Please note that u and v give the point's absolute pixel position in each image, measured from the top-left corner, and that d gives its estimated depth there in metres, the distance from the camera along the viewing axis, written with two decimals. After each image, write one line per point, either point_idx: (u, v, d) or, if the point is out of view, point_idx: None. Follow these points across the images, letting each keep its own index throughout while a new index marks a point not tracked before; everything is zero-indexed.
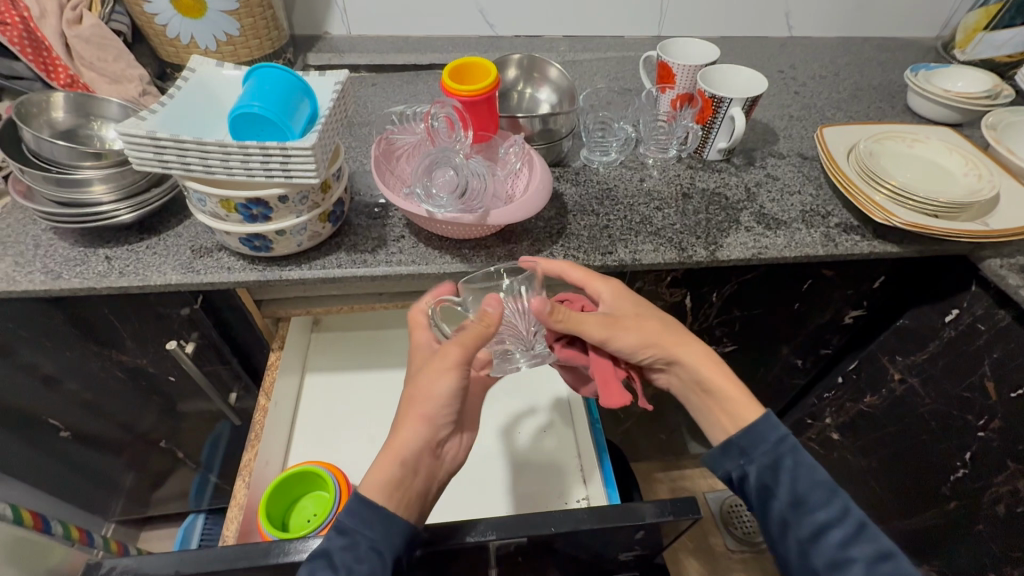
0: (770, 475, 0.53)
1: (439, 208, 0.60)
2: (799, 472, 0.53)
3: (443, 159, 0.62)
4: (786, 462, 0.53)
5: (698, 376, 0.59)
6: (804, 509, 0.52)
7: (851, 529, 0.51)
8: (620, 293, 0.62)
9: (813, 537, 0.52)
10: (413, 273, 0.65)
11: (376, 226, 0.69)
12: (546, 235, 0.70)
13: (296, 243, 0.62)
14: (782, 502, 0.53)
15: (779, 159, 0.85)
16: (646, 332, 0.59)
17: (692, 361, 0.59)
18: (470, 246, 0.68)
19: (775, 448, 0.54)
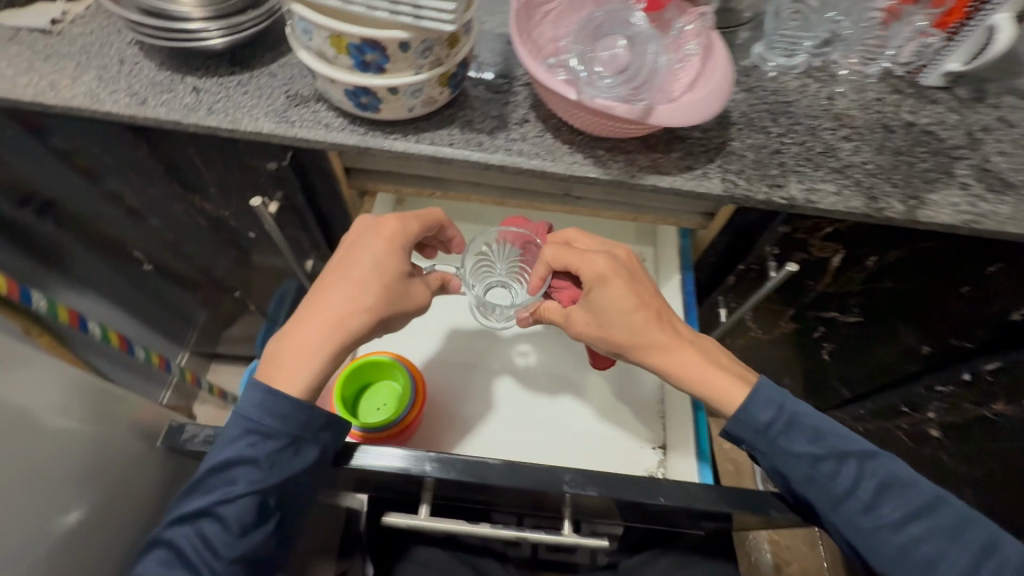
0: (773, 455, 0.51)
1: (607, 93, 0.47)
2: (796, 428, 0.51)
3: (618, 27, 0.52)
4: (781, 428, 0.51)
5: (666, 371, 0.57)
6: (814, 481, 0.49)
7: (864, 480, 0.49)
8: (613, 277, 0.58)
9: (835, 500, 0.49)
10: (535, 168, 0.54)
11: (496, 102, 0.57)
12: (701, 148, 0.56)
13: (408, 108, 0.51)
14: (796, 473, 0.50)
15: (1021, 98, 0.64)
16: (627, 332, 0.57)
17: (671, 353, 0.57)
18: (607, 147, 0.55)
19: (768, 417, 0.51)
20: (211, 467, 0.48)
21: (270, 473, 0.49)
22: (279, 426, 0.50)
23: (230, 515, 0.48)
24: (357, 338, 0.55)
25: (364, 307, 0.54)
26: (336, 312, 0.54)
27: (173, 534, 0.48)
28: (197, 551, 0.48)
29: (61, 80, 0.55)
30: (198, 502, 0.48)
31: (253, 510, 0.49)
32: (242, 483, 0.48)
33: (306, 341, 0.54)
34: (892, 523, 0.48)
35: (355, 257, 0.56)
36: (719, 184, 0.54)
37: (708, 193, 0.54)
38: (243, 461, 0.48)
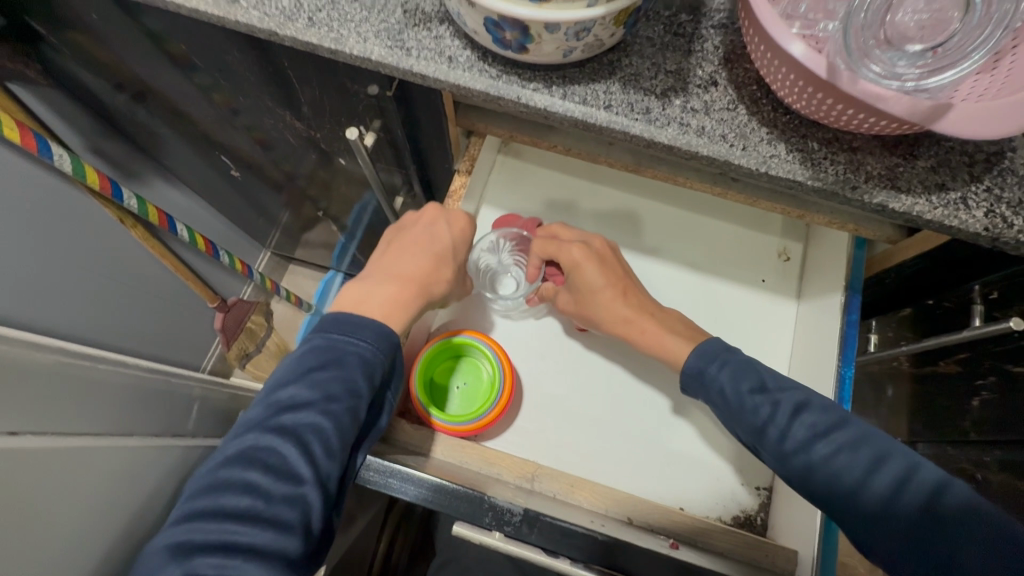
0: (721, 402, 0.49)
1: (915, 77, 0.31)
2: (729, 369, 0.50)
3: None
4: (716, 370, 0.50)
5: (633, 342, 0.58)
6: (745, 421, 0.48)
7: (789, 414, 0.46)
8: (585, 261, 0.59)
9: (764, 437, 0.46)
10: (717, 155, 0.40)
11: (676, 51, 0.42)
12: (961, 160, 0.39)
13: (564, 51, 0.38)
14: (732, 418, 0.49)
15: None
16: (598, 311, 0.58)
17: (634, 318, 0.57)
18: (822, 139, 0.40)
19: (698, 363, 0.52)
20: (319, 362, 0.43)
21: (370, 383, 0.44)
22: (373, 339, 0.46)
23: (326, 421, 0.42)
24: (428, 304, 0.53)
25: (443, 274, 0.53)
26: (429, 272, 0.52)
27: (260, 442, 0.40)
28: (288, 460, 0.40)
29: None
30: (302, 394, 0.42)
31: (352, 418, 0.43)
32: (342, 386, 0.42)
33: (394, 291, 0.49)
34: (815, 448, 0.44)
35: (421, 230, 0.54)
36: (981, 219, 0.37)
37: (959, 229, 0.38)
38: (344, 363, 0.44)
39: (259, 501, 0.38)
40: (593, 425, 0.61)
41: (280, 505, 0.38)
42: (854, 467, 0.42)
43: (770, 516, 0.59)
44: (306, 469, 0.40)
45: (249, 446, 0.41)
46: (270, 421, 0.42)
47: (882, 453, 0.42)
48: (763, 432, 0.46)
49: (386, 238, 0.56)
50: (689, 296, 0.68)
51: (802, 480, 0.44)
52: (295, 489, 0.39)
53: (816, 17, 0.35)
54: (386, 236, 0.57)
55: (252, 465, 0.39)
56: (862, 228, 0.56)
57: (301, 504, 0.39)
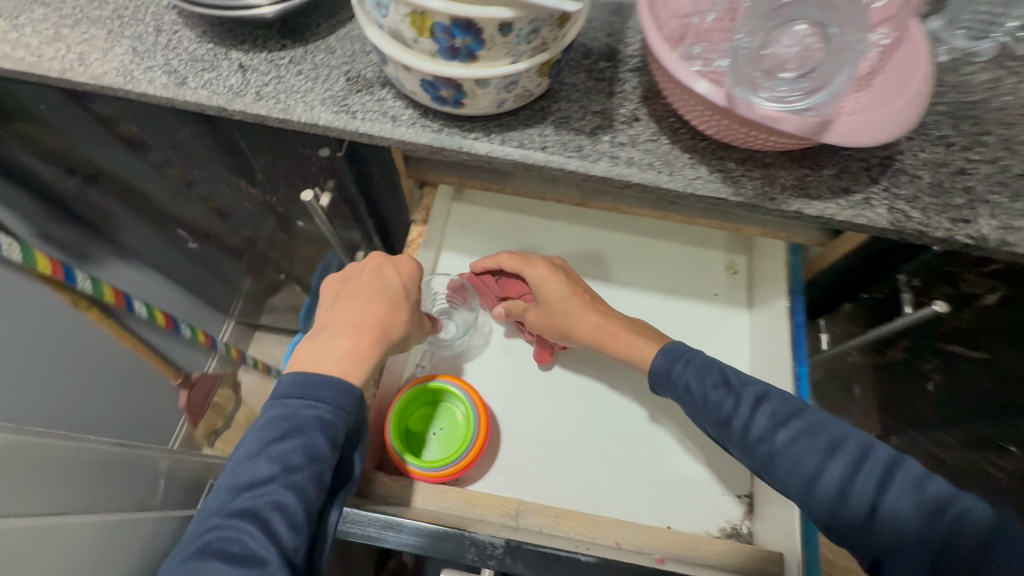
0: (689, 398, 0.52)
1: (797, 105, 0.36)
2: (698, 369, 0.52)
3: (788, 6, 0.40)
4: (681, 368, 0.53)
5: (602, 348, 0.60)
6: (711, 413, 0.50)
7: (751, 408, 0.48)
8: (549, 276, 0.62)
9: (730, 429, 0.49)
10: (648, 182, 0.43)
11: (600, 94, 0.46)
12: (862, 165, 0.44)
13: (495, 102, 0.41)
14: (699, 412, 0.51)
15: None
16: (568, 320, 0.60)
17: (602, 329, 0.60)
18: (740, 159, 0.44)
19: (665, 364, 0.54)
20: (276, 436, 0.44)
21: (330, 448, 0.44)
22: (333, 397, 0.46)
23: (288, 496, 0.43)
24: (389, 349, 0.52)
25: (400, 319, 0.52)
26: (383, 318, 0.52)
27: (223, 529, 0.41)
28: (252, 543, 0.40)
29: (91, 54, 0.47)
30: (261, 472, 0.43)
31: (314, 487, 0.44)
32: (301, 457, 0.43)
33: (350, 345, 0.49)
34: (777, 440, 0.46)
35: (368, 278, 0.54)
36: (886, 214, 0.42)
37: (869, 226, 0.42)
38: (302, 430, 0.44)
39: None
40: (573, 453, 0.62)
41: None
42: (813, 457, 0.44)
43: (756, 523, 0.60)
44: (270, 551, 0.40)
45: (211, 537, 0.41)
46: (231, 506, 0.42)
47: (836, 439, 0.45)
48: (729, 424, 0.49)
49: (331, 287, 0.55)
50: (650, 315, 0.71)
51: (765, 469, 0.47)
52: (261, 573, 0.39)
53: (712, 57, 0.40)
54: (330, 285, 0.55)
55: (216, 556, 0.40)
56: (792, 235, 0.61)
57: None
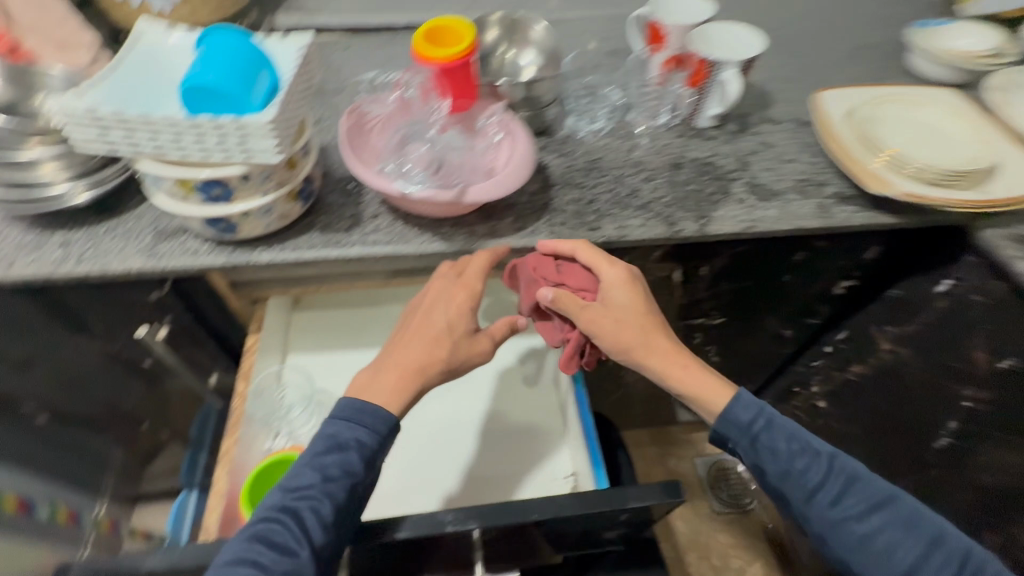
0: (750, 448, 0.61)
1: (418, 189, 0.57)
2: (784, 440, 0.60)
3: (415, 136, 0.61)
4: (763, 425, 0.60)
5: (670, 377, 0.64)
6: (794, 482, 0.58)
7: (834, 483, 0.58)
8: (620, 282, 0.64)
9: (810, 498, 0.58)
10: (390, 253, 0.62)
11: (350, 203, 0.66)
12: (530, 210, 0.67)
13: (263, 225, 0.58)
14: (779, 473, 0.59)
15: (773, 125, 0.81)
16: (622, 341, 0.63)
17: (663, 368, 0.64)
18: (451, 224, 0.65)
19: (753, 416, 0.61)
20: (324, 449, 0.56)
21: (363, 466, 0.56)
22: (371, 422, 0.57)
23: (324, 504, 0.54)
24: (430, 384, 0.61)
25: (437, 365, 0.61)
26: (424, 359, 0.60)
27: (270, 521, 0.53)
28: (292, 538, 0.52)
29: None
30: (306, 480, 0.54)
31: (345, 493, 0.55)
32: (338, 470, 0.55)
33: (384, 381, 0.60)
34: (843, 518, 0.57)
35: (424, 316, 0.63)
36: (547, 236, 0.65)
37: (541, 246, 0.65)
38: (342, 449, 0.56)
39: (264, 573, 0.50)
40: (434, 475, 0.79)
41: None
42: (902, 534, 0.56)
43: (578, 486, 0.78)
44: (304, 548, 0.52)
45: (263, 526, 0.53)
46: (279, 503, 0.54)
47: (911, 518, 0.56)
48: (813, 495, 0.58)
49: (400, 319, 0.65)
50: None
51: (822, 528, 0.58)
52: (296, 561, 0.51)
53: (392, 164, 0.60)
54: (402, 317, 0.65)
55: (262, 542, 0.51)
56: None
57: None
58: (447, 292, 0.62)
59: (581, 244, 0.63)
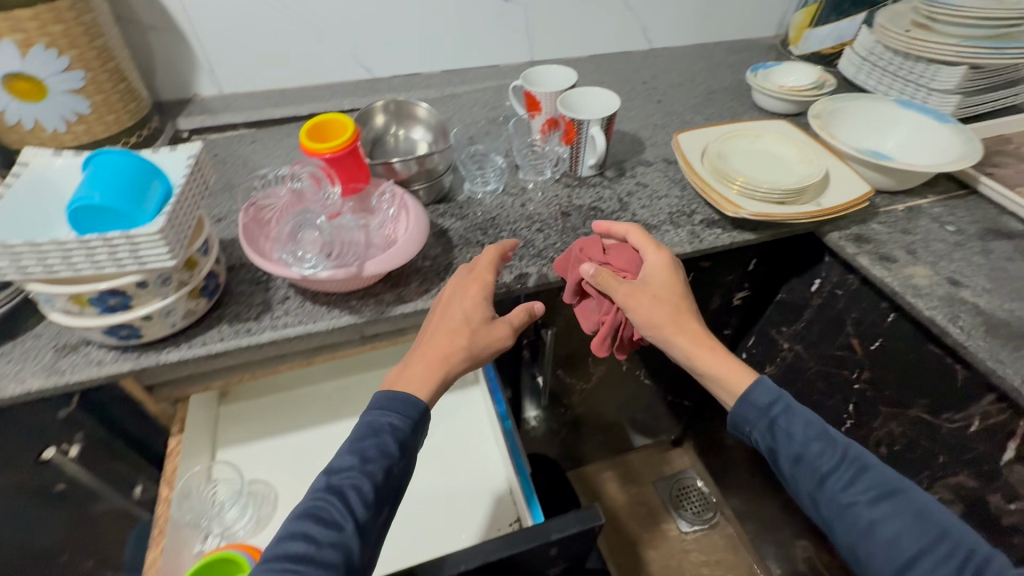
0: (767, 433, 0.61)
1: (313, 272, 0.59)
2: (800, 425, 0.60)
3: (307, 221, 0.63)
4: (781, 409, 0.61)
5: (693, 355, 0.66)
6: (807, 461, 0.58)
7: (846, 467, 0.57)
8: (663, 266, 0.69)
9: (825, 485, 0.57)
10: (302, 333, 0.65)
11: (259, 291, 0.68)
12: (434, 273, 0.72)
13: (168, 325, 0.60)
14: (791, 458, 0.59)
15: (646, 167, 0.92)
16: (643, 316, 0.67)
17: (680, 347, 0.66)
18: (359, 296, 0.68)
19: (770, 399, 0.62)
20: (368, 429, 0.58)
21: (397, 449, 0.58)
22: (400, 408, 0.60)
23: (365, 482, 0.55)
24: (455, 374, 0.64)
25: (461, 352, 0.63)
26: (450, 349, 0.63)
27: (319, 502, 0.54)
28: (338, 513, 0.54)
29: None
30: (347, 460, 0.57)
31: (382, 474, 0.57)
32: (376, 452, 0.57)
33: (415, 371, 0.63)
34: (852, 504, 0.55)
35: (459, 309, 0.65)
36: None
37: None
38: (378, 434, 0.58)
39: (312, 547, 0.52)
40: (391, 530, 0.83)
41: (330, 549, 0.52)
42: (905, 521, 0.53)
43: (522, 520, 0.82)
44: (349, 522, 0.54)
45: (310, 504, 0.55)
46: (325, 485, 0.56)
47: (918, 505, 0.54)
48: (823, 474, 0.57)
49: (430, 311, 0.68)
50: None
51: (830, 513, 0.56)
52: (339, 536, 0.53)
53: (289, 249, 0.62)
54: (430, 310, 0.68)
55: (313, 520, 0.53)
56: None
57: (344, 549, 0.53)
58: (480, 287, 0.66)
59: (634, 228, 0.71)
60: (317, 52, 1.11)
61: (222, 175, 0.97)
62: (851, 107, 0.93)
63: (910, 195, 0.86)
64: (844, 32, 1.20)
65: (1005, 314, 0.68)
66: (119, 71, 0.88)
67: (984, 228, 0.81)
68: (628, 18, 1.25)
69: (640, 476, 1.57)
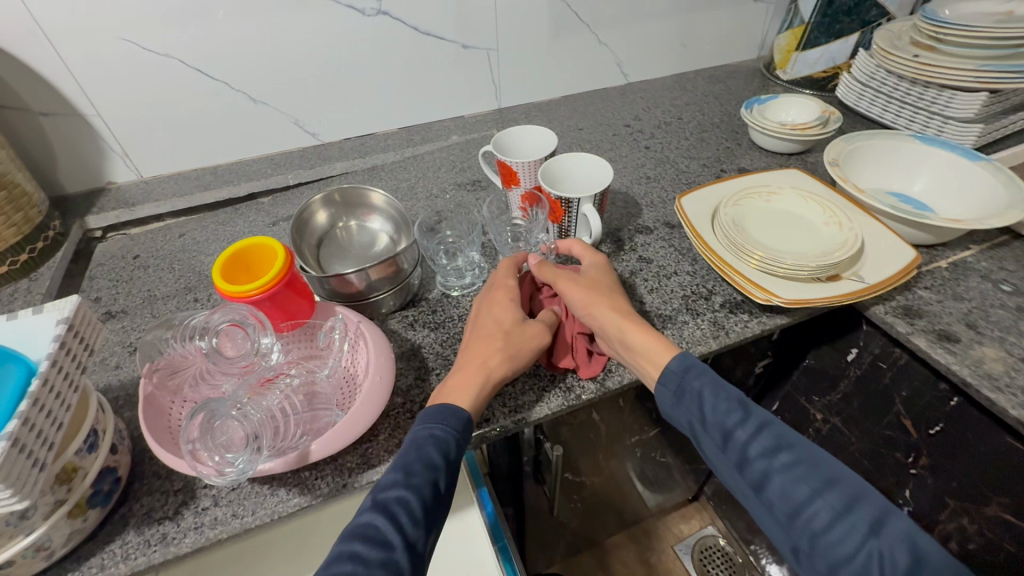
0: (680, 397, 0.55)
1: (244, 475, 0.43)
2: (709, 389, 0.54)
3: (217, 406, 0.44)
4: (688, 373, 0.55)
5: (628, 326, 0.59)
6: (712, 423, 0.52)
7: (753, 428, 0.50)
8: (600, 261, 0.67)
9: (731, 443, 0.51)
10: (237, 531, 0.49)
11: (178, 473, 0.52)
12: (407, 414, 0.57)
13: (44, 558, 0.44)
14: (701, 424, 0.53)
15: (647, 235, 0.79)
16: (574, 298, 0.62)
17: (608, 327, 0.60)
18: (311, 465, 0.53)
19: (680, 367, 0.55)
20: (411, 439, 0.50)
21: (443, 462, 0.49)
22: (444, 419, 0.51)
23: (410, 494, 0.46)
24: (495, 380, 0.56)
25: (497, 355, 0.57)
26: (482, 354, 0.57)
27: (363, 521, 0.46)
28: (385, 532, 0.45)
29: None
30: (388, 474, 0.48)
31: (428, 490, 0.47)
32: (420, 464, 0.48)
33: (449, 384, 0.56)
34: (764, 474, 0.48)
35: (484, 318, 0.61)
36: None
37: None
38: (422, 444, 0.50)
39: (360, 568, 0.42)
40: None
41: (379, 569, 0.43)
42: (802, 488, 0.47)
43: None
44: (400, 541, 0.44)
45: (356, 525, 0.46)
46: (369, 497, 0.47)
47: (833, 480, 0.46)
48: (729, 437, 0.51)
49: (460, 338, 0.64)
50: None
51: (743, 478, 0.50)
52: (389, 555, 0.44)
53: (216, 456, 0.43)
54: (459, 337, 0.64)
55: (356, 537, 0.45)
56: None
57: (395, 569, 0.43)
58: (498, 296, 0.63)
59: (574, 239, 0.68)
60: (252, 122, 0.96)
61: (143, 284, 0.80)
62: (868, 149, 0.82)
63: (951, 248, 0.75)
64: (835, 54, 1.09)
65: None
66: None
67: None
68: (602, 54, 1.13)
69: (658, 541, 1.43)
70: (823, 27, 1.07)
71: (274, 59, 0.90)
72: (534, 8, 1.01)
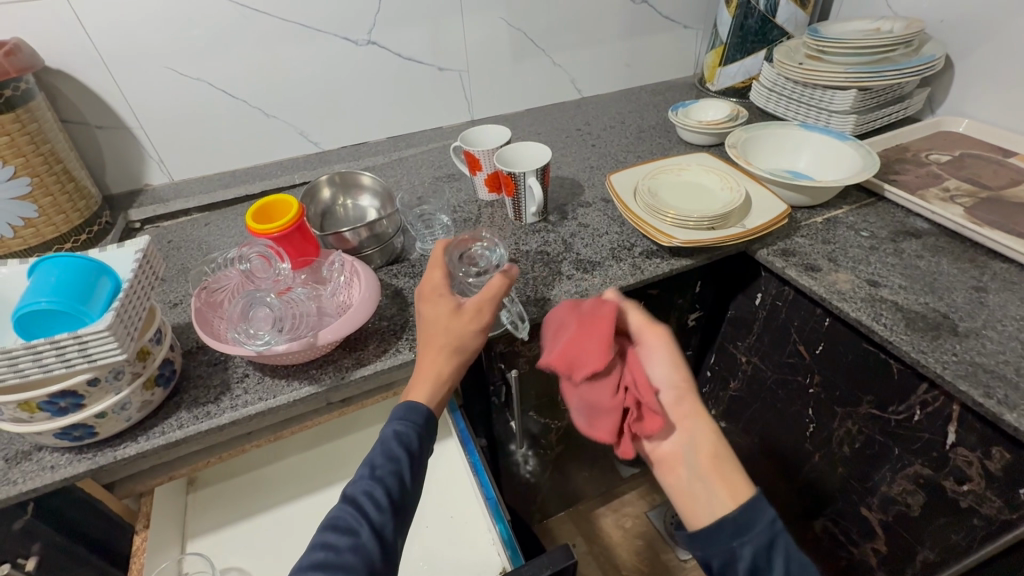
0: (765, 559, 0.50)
1: (267, 344, 0.61)
2: (789, 566, 0.50)
3: (255, 300, 0.65)
4: (775, 541, 0.51)
5: (714, 450, 0.57)
6: None
7: None
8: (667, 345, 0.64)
9: None
10: (263, 408, 0.65)
11: (217, 372, 0.69)
12: (391, 332, 0.74)
13: (124, 418, 0.60)
14: None
15: (587, 208, 0.98)
16: (682, 403, 0.60)
17: (701, 453, 0.57)
18: (318, 364, 0.70)
19: (769, 530, 0.51)
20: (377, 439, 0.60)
21: (404, 453, 0.58)
22: (407, 415, 0.61)
23: (376, 486, 0.55)
24: (451, 374, 0.65)
25: (441, 352, 0.64)
26: (429, 354, 0.64)
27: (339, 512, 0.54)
28: (354, 520, 0.53)
29: None
30: (360, 474, 0.57)
31: (393, 478, 0.56)
32: (382, 457, 0.58)
33: (415, 380, 0.64)
34: None
35: (425, 319, 0.67)
36: (409, 352, 0.71)
37: (405, 362, 0.70)
38: (383, 440, 0.59)
39: (332, 554, 0.50)
40: None
41: (348, 552, 0.51)
42: None
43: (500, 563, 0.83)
44: (364, 526, 0.53)
45: (328, 517, 0.54)
46: (345, 494, 0.56)
47: None
48: None
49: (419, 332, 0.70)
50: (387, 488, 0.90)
51: None
52: (355, 538, 0.52)
53: (253, 332, 0.62)
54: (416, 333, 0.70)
55: (329, 529, 0.53)
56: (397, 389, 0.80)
57: (363, 550, 0.52)
58: (425, 294, 0.68)
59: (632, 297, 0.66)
60: (266, 133, 1.16)
61: (178, 260, 0.98)
62: (762, 136, 1.02)
63: (828, 207, 0.94)
64: (750, 68, 1.32)
65: (921, 308, 0.73)
66: (66, 170, 0.90)
67: (894, 230, 0.88)
68: (558, 73, 1.35)
69: (633, 508, 1.55)
70: (737, 46, 1.29)
71: (284, 81, 1.11)
72: (497, 36, 1.23)
